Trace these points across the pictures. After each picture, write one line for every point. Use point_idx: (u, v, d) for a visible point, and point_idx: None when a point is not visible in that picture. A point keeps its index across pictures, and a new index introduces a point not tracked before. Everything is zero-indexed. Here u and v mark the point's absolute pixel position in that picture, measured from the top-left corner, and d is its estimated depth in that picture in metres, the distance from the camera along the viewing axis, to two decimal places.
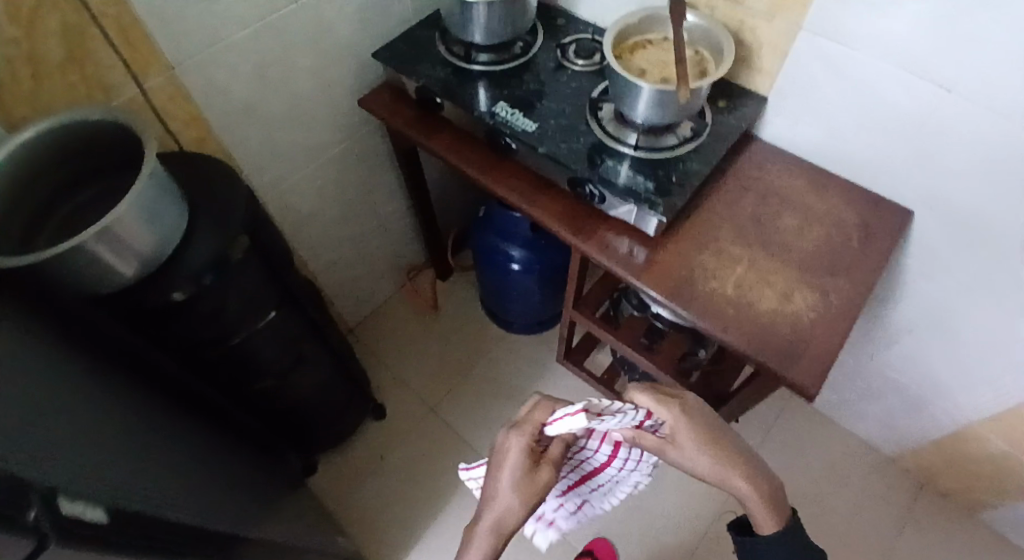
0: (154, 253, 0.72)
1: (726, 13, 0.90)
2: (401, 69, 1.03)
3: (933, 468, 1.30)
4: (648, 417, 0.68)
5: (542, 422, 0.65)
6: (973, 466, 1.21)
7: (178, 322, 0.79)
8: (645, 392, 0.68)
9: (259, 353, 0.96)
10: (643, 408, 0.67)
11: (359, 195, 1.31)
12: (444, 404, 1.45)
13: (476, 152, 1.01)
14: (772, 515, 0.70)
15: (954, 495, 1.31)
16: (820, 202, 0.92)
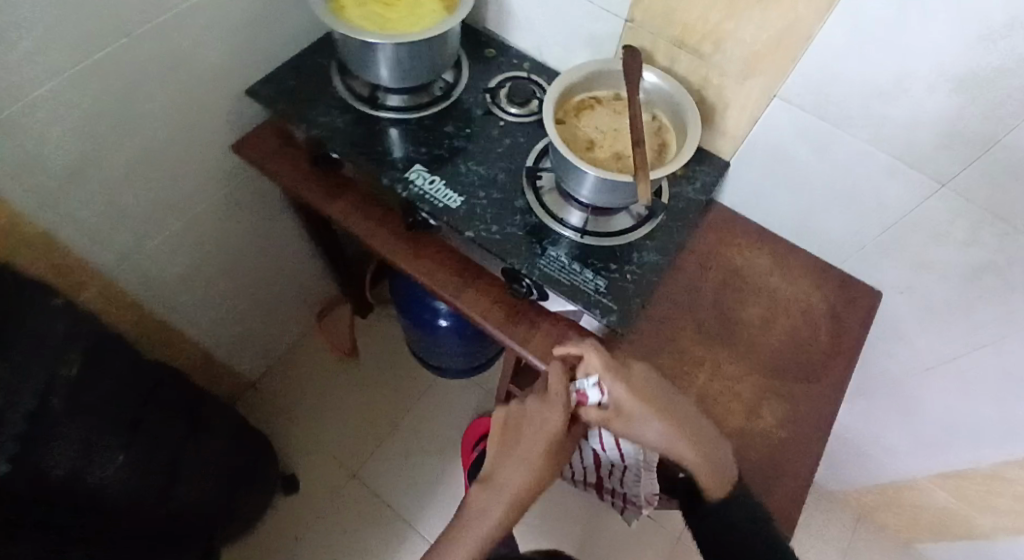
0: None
1: (688, 66, 0.76)
2: (288, 115, 0.81)
3: (871, 506, 1.30)
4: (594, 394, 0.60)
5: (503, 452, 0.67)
6: (911, 510, 1.21)
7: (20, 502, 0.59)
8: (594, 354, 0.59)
9: (125, 487, 0.77)
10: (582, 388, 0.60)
11: (251, 244, 1.08)
12: (367, 467, 1.29)
13: (388, 225, 0.82)
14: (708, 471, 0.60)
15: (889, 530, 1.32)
16: (787, 286, 0.82)
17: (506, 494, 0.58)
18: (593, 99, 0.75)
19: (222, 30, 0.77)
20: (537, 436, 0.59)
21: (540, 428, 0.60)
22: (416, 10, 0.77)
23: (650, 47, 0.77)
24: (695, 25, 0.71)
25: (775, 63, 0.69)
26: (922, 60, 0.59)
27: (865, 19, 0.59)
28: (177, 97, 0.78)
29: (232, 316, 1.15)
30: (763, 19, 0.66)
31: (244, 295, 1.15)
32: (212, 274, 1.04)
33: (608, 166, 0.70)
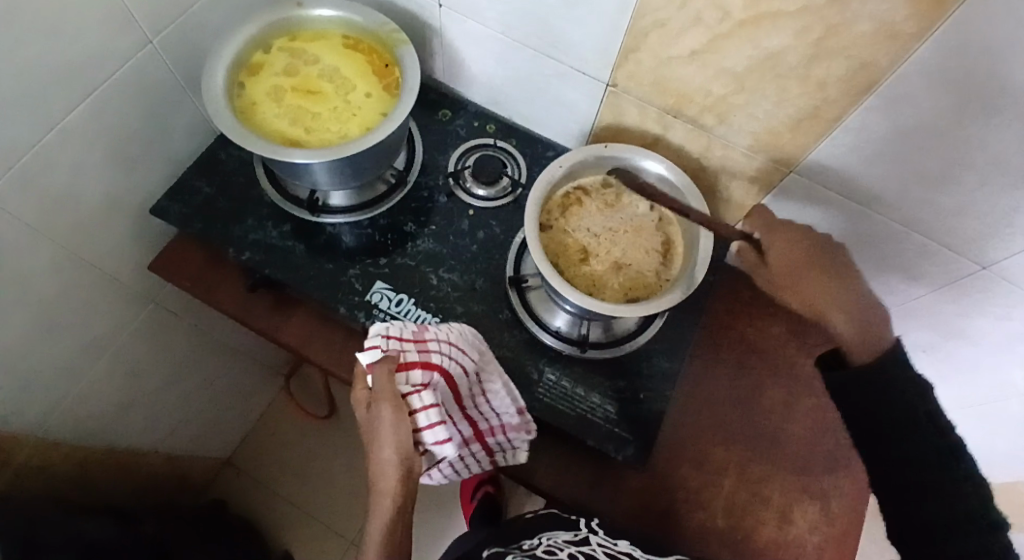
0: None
1: (685, 135, 0.65)
2: (213, 234, 0.67)
3: None
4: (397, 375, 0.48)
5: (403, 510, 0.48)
6: None
7: None
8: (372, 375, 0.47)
9: None
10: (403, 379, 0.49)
11: (198, 342, 0.95)
12: (365, 532, 1.22)
13: (351, 348, 0.70)
14: (851, 320, 0.58)
15: None
16: (805, 356, 0.74)
17: (388, 490, 0.47)
18: (580, 191, 0.63)
19: (109, 146, 0.63)
20: (384, 434, 0.46)
21: (380, 423, 0.47)
22: (347, 97, 0.63)
23: (637, 113, 0.66)
24: (693, 97, 0.60)
25: (790, 140, 0.58)
26: (955, 151, 0.50)
27: (892, 106, 0.50)
28: (69, 236, 0.63)
29: (192, 414, 1.04)
30: (777, 95, 0.55)
31: (201, 392, 1.03)
32: (157, 388, 0.91)
33: (608, 281, 0.59)
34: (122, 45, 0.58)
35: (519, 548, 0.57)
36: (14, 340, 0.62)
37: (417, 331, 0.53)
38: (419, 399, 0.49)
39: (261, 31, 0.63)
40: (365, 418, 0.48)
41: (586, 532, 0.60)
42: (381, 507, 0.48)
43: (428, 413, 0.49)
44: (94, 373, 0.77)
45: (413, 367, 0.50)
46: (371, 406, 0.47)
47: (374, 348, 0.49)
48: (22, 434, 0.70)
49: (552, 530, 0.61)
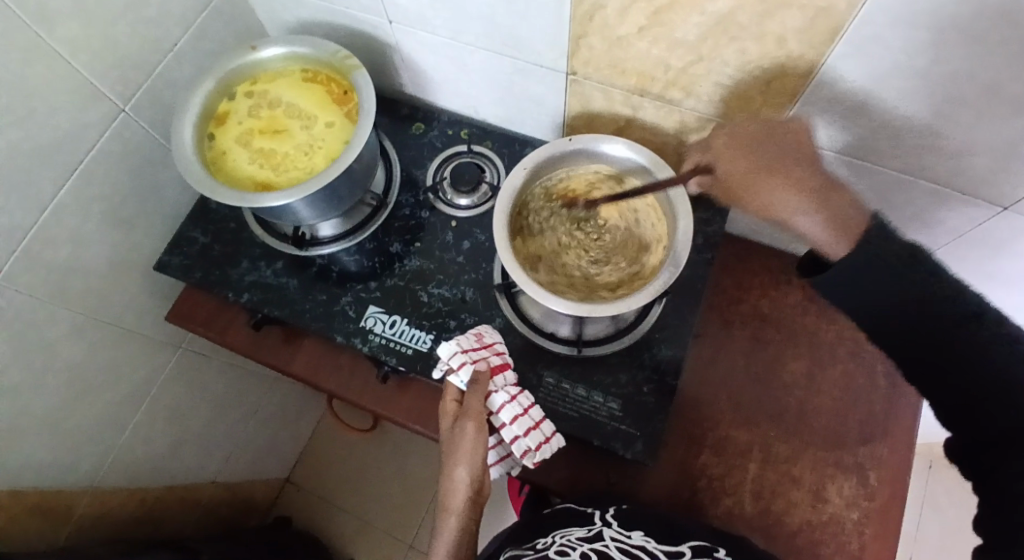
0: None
1: (656, 112, 0.62)
2: (212, 282, 0.70)
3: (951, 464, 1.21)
4: (491, 351, 0.59)
5: (470, 494, 0.54)
6: None
7: None
8: (455, 353, 0.56)
9: None
10: (482, 358, 0.57)
11: (232, 379, 1.00)
12: (422, 535, 1.26)
13: (357, 373, 0.71)
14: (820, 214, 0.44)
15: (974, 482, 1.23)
16: (826, 323, 0.70)
17: (458, 504, 0.53)
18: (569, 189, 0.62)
19: (103, 213, 0.66)
20: (466, 450, 0.53)
21: (460, 441, 0.53)
22: (312, 133, 0.65)
23: (602, 97, 0.63)
24: (654, 74, 0.56)
25: (763, 101, 0.54)
26: (938, 88, 0.46)
27: (862, 53, 0.45)
28: (83, 302, 0.68)
29: (242, 442, 1.10)
30: (738, 58, 0.51)
31: (246, 423, 1.09)
32: (201, 425, 0.97)
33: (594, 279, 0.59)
34: (95, 119, 0.60)
35: (530, 548, 0.52)
36: (50, 402, 0.68)
37: (480, 338, 0.59)
38: (502, 402, 0.57)
39: (221, 81, 0.64)
40: (448, 437, 0.54)
41: (600, 524, 0.54)
42: (451, 519, 0.54)
43: (515, 418, 0.56)
44: (135, 422, 0.82)
45: (499, 374, 0.58)
46: (456, 424, 0.54)
47: (463, 364, 0.55)
48: (77, 488, 0.76)
49: (566, 525, 0.56)
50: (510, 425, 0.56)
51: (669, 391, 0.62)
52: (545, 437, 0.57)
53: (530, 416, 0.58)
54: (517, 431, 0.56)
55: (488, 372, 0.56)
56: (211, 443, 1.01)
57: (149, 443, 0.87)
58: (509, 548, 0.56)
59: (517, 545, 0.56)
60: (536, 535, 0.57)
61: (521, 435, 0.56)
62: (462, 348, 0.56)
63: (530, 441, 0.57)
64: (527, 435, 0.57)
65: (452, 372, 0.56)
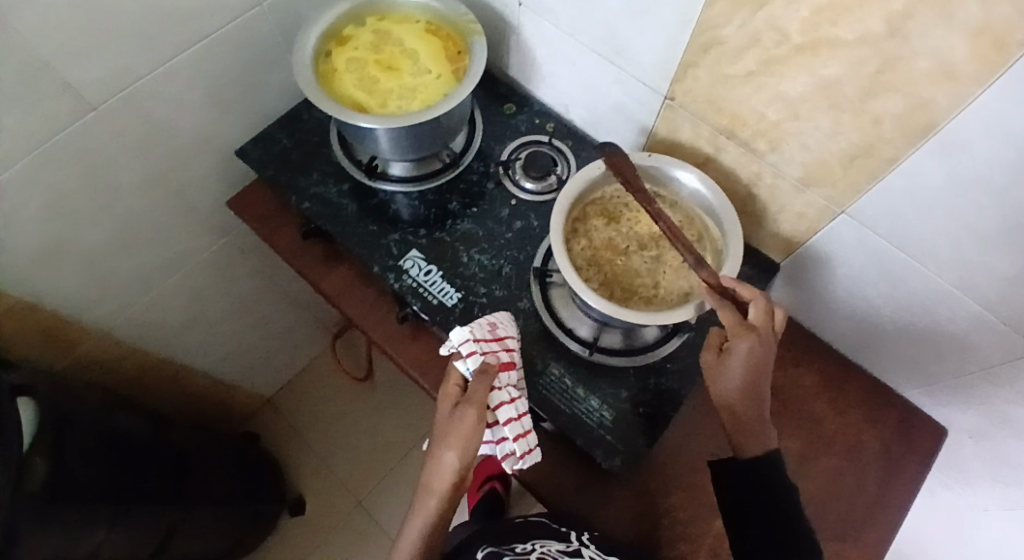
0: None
1: (737, 158, 0.64)
2: (280, 181, 0.74)
3: None
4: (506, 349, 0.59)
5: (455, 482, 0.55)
6: None
7: None
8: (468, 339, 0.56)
9: (125, 542, 0.77)
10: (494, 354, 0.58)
11: (259, 283, 1.04)
12: (373, 497, 1.27)
13: (379, 308, 0.74)
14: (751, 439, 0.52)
15: None
16: (835, 414, 0.70)
17: (440, 487, 0.55)
18: (661, 283, 0.59)
19: (208, 88, 0.71)
20: (461, 437, 0.53)
21: (457, 427, 0.54)
22: (418, 77, 0.69)
23: (690, 129, 0.65)
24: (747, 119, 0.59)
25: (842, 176, 0.56)
26: (1008, 210, 0.47)
27: (952, 155, 0.47)
28: (162, 161, 0.72)
29: (244, 346, 1.13)
30: (830, 127, 0.53)
31: (254, 330, 1.13)
32: (216, 316, 1.01)
33: (613, 269, 0.60)
34: (236, 2, 0.65)
35: (509, 550, 0.56)
36: (100, 240, 0.72)
37: (494, 330, 0.60)
38: (502, 401, 0.57)
39: (353, 8, 0.70)
40: (447, 419, 0.55)
41: (579, 543, 0.57)
42: (430, 501, 0.55)
43: (508, 421, 0.56)
44: (161, 289, 0.87)
45: (504, 370, 0.58)
46: (458, 408, 0.54)
47: (473, 352, 0.56)
48: (88, 328, 0.80)
49: (544, 537, 0.59)
50: (502, 425, 0.57)
51: (665, 421, 0.63)
52: (530, 448, 0.58)
53: (522, 422, 0.58)
54: (507, 434, 0.57)
55: (496, 365, 0.56)
56: (218, 337, 1.05)
57: (166, 314, 0.91)
58: (486, 545, 0.59)
59: (493, 544, 0.59)
60: (513, 539, 0.60)
61: (510, 438, 0.57)
62: (475, 337, 0.57)
63: (516, 446, 0.57)
64: (515, 440, 0.57)
65: (460, 358, 0.57)
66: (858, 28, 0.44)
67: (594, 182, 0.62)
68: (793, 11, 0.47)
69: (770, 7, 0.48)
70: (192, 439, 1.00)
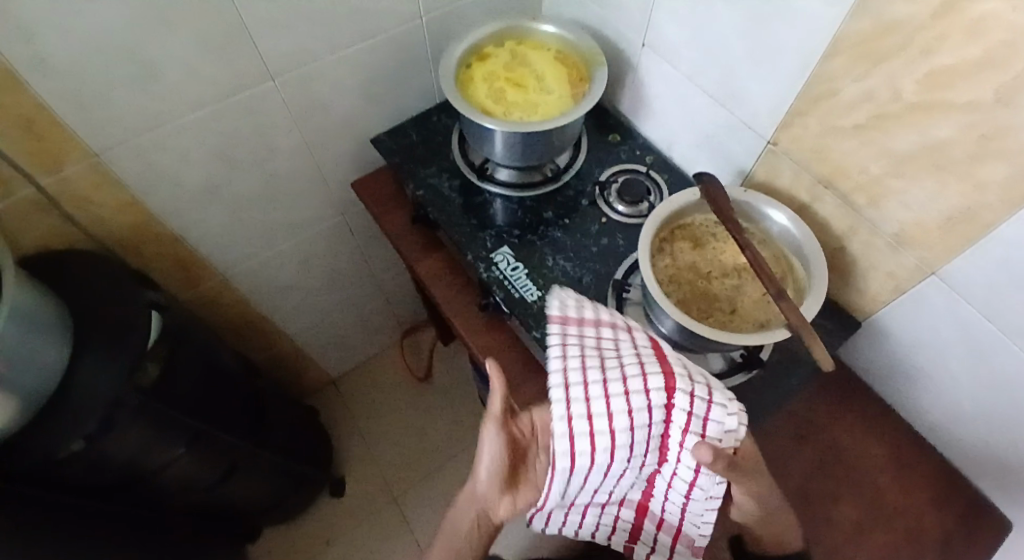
0: (41, 390, 0.62)
1: (833, 210, 0.66)
2: (401, 167, 0.83)
3: None
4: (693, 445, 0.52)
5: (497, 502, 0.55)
6: None
7: (91, 465, 0.70)
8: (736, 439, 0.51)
9: (191, 466, 0.85)
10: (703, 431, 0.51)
11: (355, 265, 1.14)
12: (407, 496, 1.31)
13: (463, 296, 0.80)
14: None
15: None
16: (897, 489, 0.67)
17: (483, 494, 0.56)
18: (739, 310, 0.62)
19: (364, 82, 0.82)
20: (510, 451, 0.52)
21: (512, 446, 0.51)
22: (542, 95, 0.77)
23: (790, 177, 0.68)
24: (849, 172, 0.61)
25: (939, 239, 0.57)
26: None
27: None
28: (310, 137, 0.84)
29: (327, 322, 1.23)
30: (933, 187, 0.55)
31: (341, 309, 1.23)
32: (312, 287, 1.11)
33: (692, 290, 0.63)
34: (405, 12, 0.77)
35: None
36: (244, 192, 0.84)
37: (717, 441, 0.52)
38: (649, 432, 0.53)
39: (498, 30, 0.80)
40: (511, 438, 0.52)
41: None
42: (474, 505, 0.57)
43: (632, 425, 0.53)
44: (278, 251, 0.98)
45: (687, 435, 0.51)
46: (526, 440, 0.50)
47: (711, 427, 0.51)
48: (214, 268, 0.91)
49: None
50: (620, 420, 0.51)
51: None
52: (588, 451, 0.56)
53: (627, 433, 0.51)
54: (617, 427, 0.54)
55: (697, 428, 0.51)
56: (309, 307, 1.15)
57: (274, 273, 1.01)
58: None
59: None
60: None
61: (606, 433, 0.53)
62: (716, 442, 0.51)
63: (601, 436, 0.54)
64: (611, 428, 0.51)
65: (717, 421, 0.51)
66: (972, 91, 0.47)
67: (686, 208, 0.66)
68: (909, 71, 0.50)
69: (888, 64, 0.52)
70: (268, 392, 1.08)
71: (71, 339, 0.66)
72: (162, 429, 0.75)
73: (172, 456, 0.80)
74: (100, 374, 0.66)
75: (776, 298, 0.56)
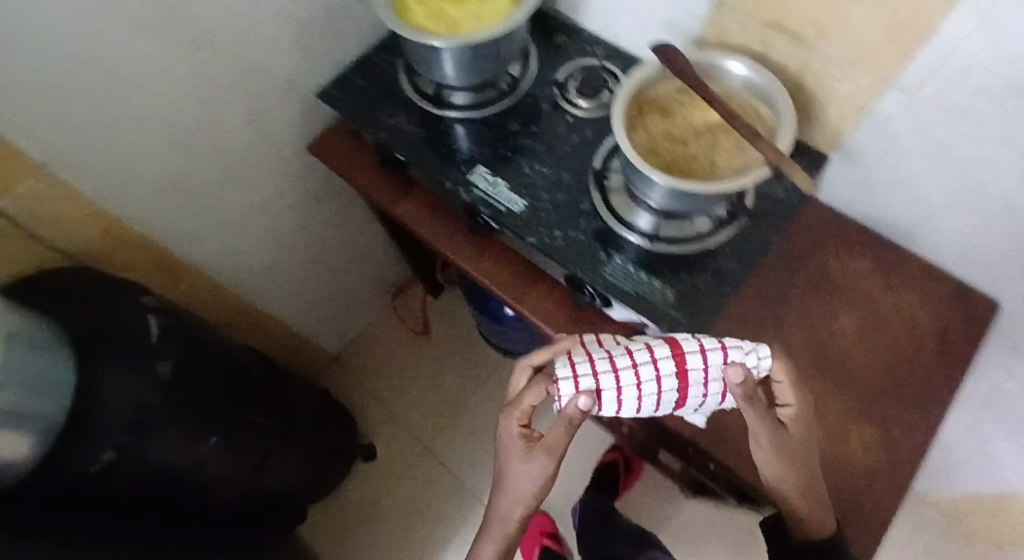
0: (64, 405, 0.60)
1: (784, 51, 0.68)
2: (356, 114, 0.82)
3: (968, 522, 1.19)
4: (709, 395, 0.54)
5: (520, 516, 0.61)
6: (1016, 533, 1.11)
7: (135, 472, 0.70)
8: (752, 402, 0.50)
9: (227, 458, 0.86)
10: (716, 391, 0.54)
11: (331, 233, 1.13)
12: (438, 443, 1.35)
13: (450, 226, 0.81)
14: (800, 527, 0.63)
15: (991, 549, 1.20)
16: (886, 297, 0.73)
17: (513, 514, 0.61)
18: (719, 164, 0.64)
19: (297, 35, 0.79)
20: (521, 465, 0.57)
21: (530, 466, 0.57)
22: (482, 7, 0.76)
23: (739, 29, 0.70)
24: (793, 8, 0.63)
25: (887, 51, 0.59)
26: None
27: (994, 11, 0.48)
28: (256, 106, 0.81)
29: (316, 298, 1.23)
30: None
31: (327, 282, 1.22)
32: (294, 265, 1.10)
33: (671, 157, 0.65)
34: None
35: None
36: (205, 178, 0.81)
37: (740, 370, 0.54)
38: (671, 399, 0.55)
39: None
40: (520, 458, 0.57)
41: None
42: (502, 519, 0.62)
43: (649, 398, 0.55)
44: (251, 235, 0.96)
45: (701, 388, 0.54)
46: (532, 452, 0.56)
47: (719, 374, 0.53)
48: (194, 264, 0.90)
49: None
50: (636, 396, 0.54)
51: (724, 297, 0.68)
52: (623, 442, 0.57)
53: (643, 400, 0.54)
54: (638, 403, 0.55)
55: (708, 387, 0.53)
56: (296, 287, 1.15)
57: (253, 258, 1.00)
58: None
59: None
60: None
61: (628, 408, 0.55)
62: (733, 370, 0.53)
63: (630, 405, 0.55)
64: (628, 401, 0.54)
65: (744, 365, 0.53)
66: None
67: (649, 82, 0.67)
68: None
69: None
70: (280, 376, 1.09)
71: (81, 348, 0.63)
72: (189, 426, 0.75)
73: (206, 450, 0.80)
74: (121, 381, 0.65)
75: (750, 140, 0.59)
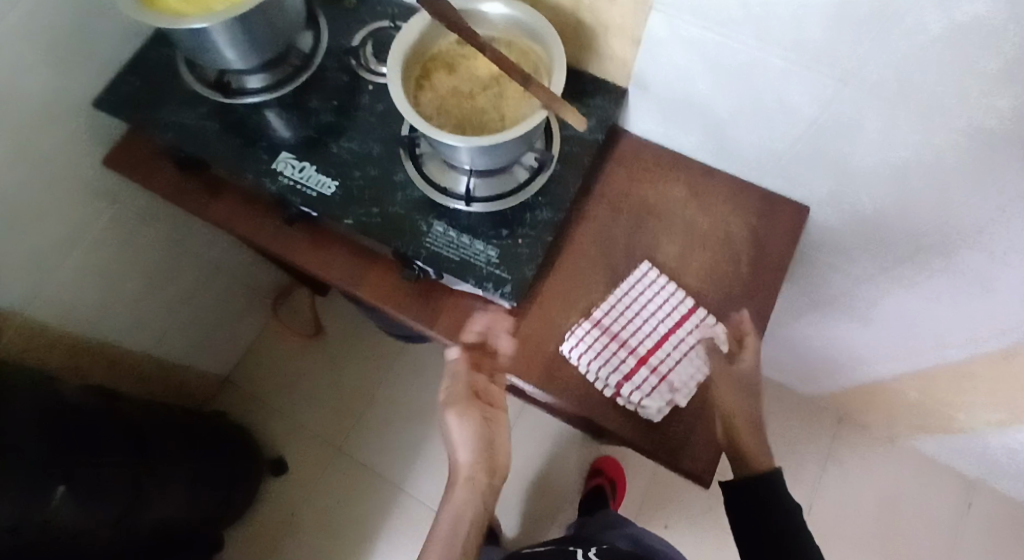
0: None
1: None
2: (138, 119, 0.75)
3: (847, 402, 1.29)
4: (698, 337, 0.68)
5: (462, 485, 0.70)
6: (885, 404, 1.21)
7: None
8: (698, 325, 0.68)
9: (93, 507, 0.78)
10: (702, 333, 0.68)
11: (173, 250, 1.06)
12: (350, 440, 1.32)
13: (270, 221, 0.76)
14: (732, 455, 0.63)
15: (870, 422, 1.31)
16: (706, 216, 0.75)
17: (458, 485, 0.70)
18: (507, 114, 0.63)
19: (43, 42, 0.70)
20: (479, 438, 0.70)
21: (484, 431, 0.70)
22: None
23: None
24: None
25: None
26: None
27: None
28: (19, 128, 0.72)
29: (178, 320, 1.15)
30: None
31: (186, 302, 1.15)
32: (137, 291, 1.02)
33: (461, 113, 0.63)
34: None
35: None
36: None
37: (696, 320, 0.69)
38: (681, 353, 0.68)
39: None
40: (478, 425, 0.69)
41: None
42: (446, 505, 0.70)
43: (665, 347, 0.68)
44: (68, 268, 0.88)
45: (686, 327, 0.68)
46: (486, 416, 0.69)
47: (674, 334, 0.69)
48: (5, 313, 0.80)
49: None
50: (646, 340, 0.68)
51: (544, 246, 0.68)
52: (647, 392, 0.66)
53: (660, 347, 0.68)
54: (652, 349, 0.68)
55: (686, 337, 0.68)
56: (148, 313, 1.07)
57: (81, 292, 0.92)
58: None
59: None
60: None
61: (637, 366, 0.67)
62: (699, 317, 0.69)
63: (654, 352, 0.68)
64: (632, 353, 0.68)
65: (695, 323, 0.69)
66: None
67: (422, 37, 0.63)
68: None
69: None
70: (148, 409, 1.02)
71: None
72: (32, 478, 0.68)
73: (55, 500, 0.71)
74: None
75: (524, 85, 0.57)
